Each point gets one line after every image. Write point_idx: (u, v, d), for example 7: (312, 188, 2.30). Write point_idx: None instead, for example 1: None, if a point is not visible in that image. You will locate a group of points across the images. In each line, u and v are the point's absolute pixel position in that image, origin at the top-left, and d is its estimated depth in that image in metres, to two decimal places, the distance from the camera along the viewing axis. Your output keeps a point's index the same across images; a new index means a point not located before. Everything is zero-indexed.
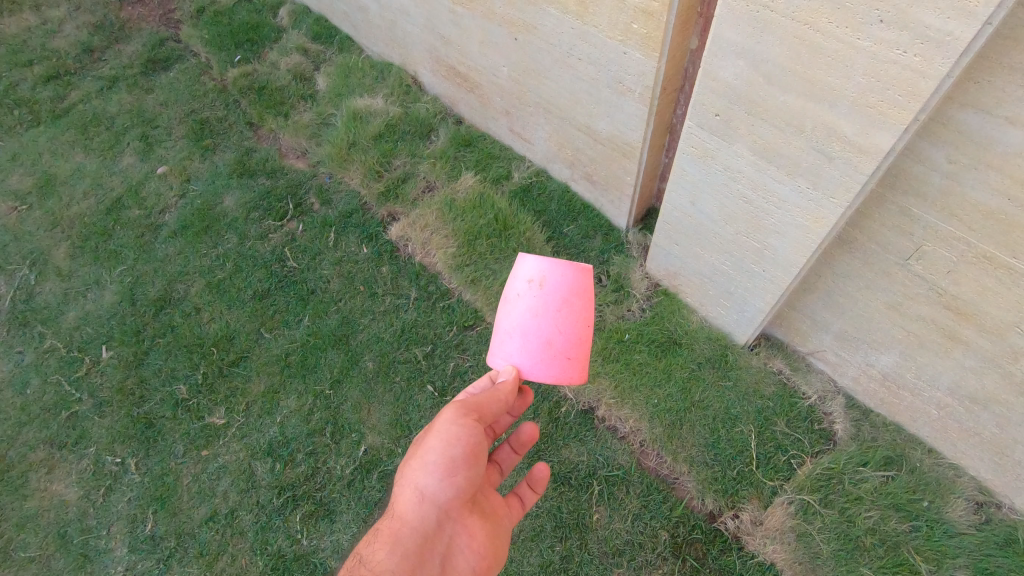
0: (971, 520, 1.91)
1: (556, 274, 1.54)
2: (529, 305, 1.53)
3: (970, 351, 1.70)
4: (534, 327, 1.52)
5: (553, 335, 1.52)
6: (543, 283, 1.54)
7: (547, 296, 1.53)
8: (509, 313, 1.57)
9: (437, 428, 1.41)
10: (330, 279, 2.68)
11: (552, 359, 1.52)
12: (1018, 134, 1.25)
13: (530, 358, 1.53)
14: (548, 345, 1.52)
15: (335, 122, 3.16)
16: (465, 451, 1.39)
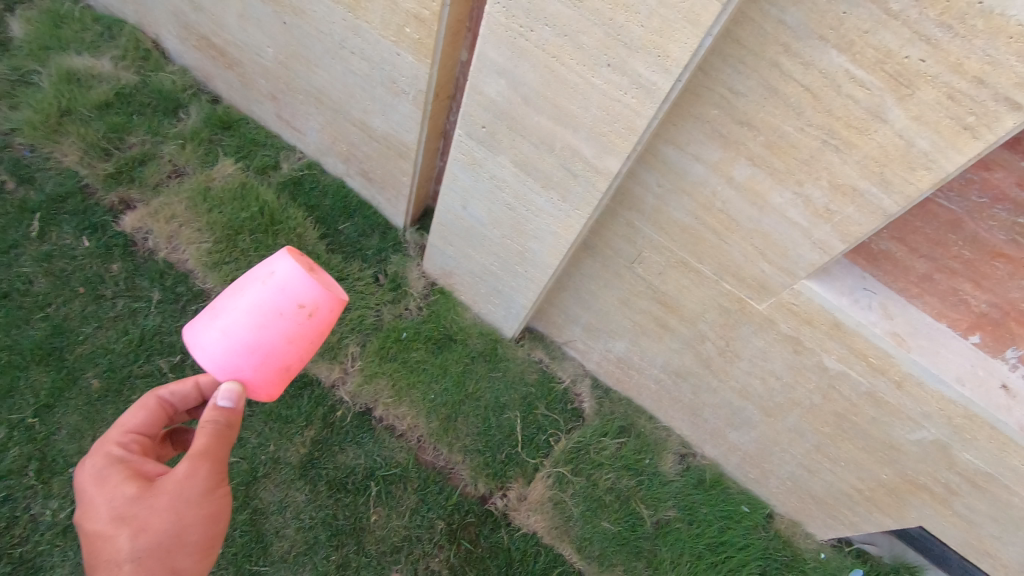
0: (677, 468, 2.41)
1: (323, 300, 1.43)
2: (281, 326, 1.39)
3: (675, 336, 2.13)
4: (279, 351, 1.41)
5: (297, 358, 1.44)
6: (304, 305, 1.40)
7: (306, 320, 1.41)
8: (256, 329, 1.37)
9: (170, 491, 1.26)
10: (33, 279, 2.17)
11: (287, 376, 1.46)
12: (701, 168, 1.60)
13: (266, 379, 1.42)
14: (289, 367, 1.44)
15: (39, 81, 2.53)
16: (210, 506, 1.32)
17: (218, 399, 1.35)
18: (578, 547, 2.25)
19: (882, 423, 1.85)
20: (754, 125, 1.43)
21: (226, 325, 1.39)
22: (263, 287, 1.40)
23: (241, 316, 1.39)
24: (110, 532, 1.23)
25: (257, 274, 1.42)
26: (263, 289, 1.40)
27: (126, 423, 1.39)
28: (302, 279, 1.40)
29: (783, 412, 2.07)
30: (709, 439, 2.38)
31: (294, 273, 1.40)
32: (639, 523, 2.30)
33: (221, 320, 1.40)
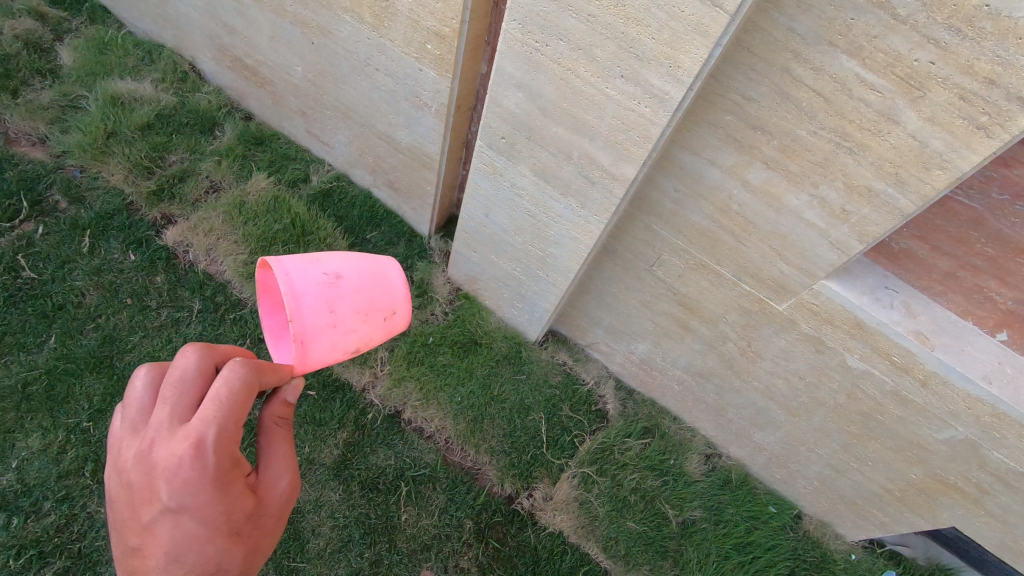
0: (703, 469, 2.42)
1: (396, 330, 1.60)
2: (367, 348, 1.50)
3: (697, 337, 2.15)
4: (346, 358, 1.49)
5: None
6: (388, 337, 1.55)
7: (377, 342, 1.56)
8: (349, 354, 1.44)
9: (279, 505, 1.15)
10: (85, 291, 2.29)
11: None
12: (717, 172, 1.63)
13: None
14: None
15: (86, 106, 2.69)
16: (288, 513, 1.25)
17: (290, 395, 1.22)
18: (605, 547, 2.27)
19: (910, 422, 1.84)
20: (767, 129, 1.46)
21: (337, 339, 1.38)
22: (382, 322, 1.48)
23: (352, 335, 1.42)
24: (218, 550, 1.01)
25: (379, 306, 1.47)
26: (379, 321, 1.47)
27: (228, 433, 0.99)
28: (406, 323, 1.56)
29: (808, 412, 2.07)
30: (734, 439, 2.39)
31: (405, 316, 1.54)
32: (664, 523, 2.31)
33: (333, 332, 1.37)
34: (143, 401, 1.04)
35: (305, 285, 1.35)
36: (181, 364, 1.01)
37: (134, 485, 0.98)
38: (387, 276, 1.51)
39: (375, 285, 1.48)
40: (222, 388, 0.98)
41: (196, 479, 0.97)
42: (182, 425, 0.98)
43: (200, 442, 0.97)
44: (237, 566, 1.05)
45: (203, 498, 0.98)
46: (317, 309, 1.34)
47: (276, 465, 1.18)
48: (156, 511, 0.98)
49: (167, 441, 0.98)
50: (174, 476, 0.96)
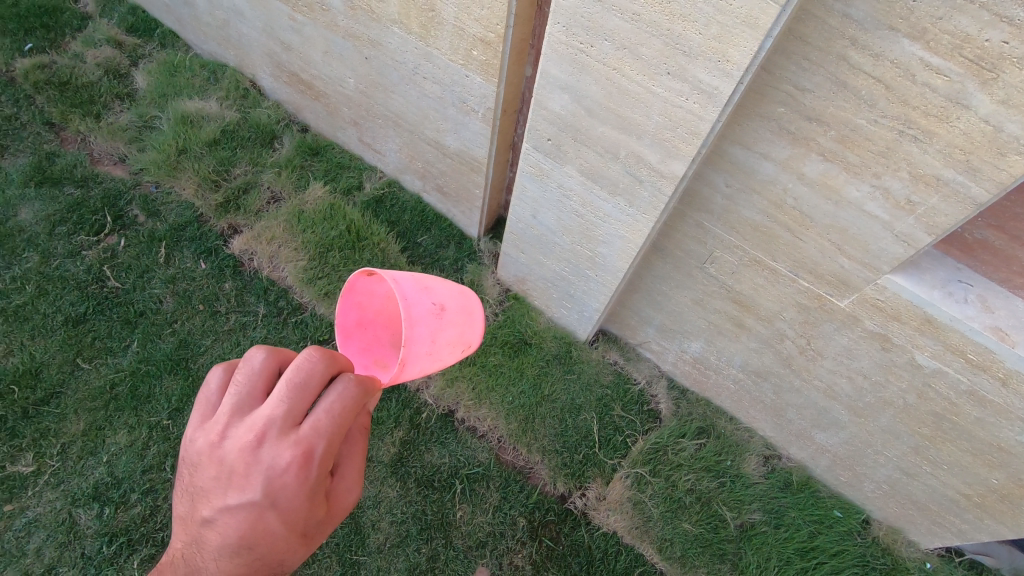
0: (761, 471, 2.35)
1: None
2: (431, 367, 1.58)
3: (752, 335, 2.10)
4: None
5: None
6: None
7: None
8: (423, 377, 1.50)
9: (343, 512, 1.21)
10: (162, 298, 2.45)
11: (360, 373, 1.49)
12: (771, 166, 1.59)
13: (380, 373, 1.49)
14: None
15: (160, 125, 2.88)
16: None
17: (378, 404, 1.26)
18: (659, 548, 2.22)
19: (988, 423, 1.73)
20: (823, 120, 1.42)
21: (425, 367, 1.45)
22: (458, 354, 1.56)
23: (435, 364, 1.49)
24: (291, 548, 1.08)
25: (465, 340, 1.55)
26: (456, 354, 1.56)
27: (332, 447, 1.04)
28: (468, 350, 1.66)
29: (874, 413, 1.98)
30: (794, 440, 2.32)
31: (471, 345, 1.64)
32: (721, 526, 2.25)
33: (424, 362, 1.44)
34: (254, 382, 1.05)
35: (419, 314, 1.40)
36: (306, 369, 1.01)
37: (228, 471, 1.02)
38: (471, 311, 1.59)
39: (464, 319, 1.55)
40: (335, 403, 1.03)
41: (295, 485, 1.02)
42: (291, 428, 1.02)
43: (308, 453, 1.01)
44: (296, 561, 1.12)
45: (295, 502, 1.03)
46: (424, 336, 1.40)
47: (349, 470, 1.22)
48: (240, 498, 1.02)
49: (274, 440, 1.01)
50: (276, 477, 1.00)
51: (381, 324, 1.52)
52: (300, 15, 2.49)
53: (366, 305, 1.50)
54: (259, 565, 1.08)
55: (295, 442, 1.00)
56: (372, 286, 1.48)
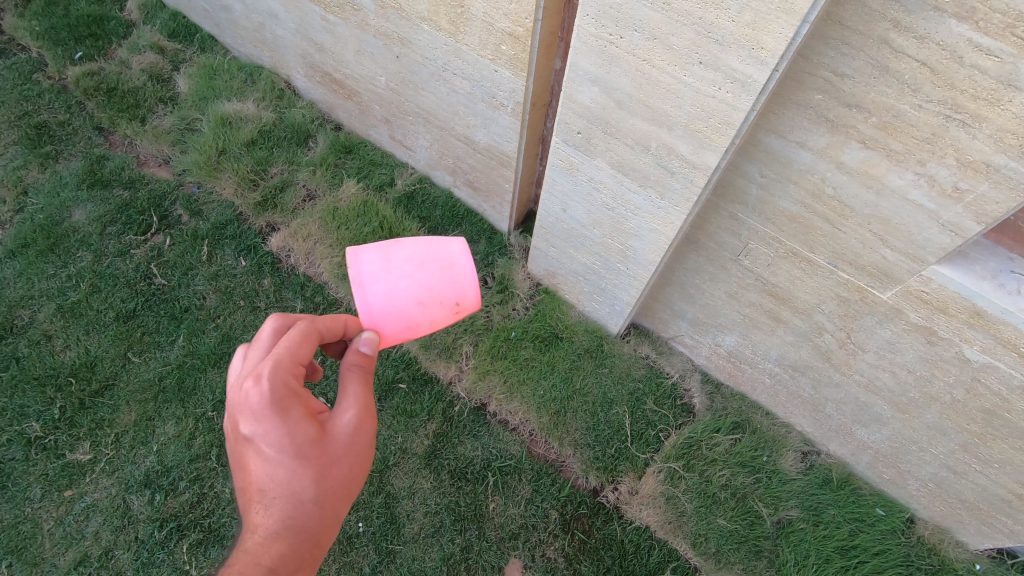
0: (800, 467, 2.30)
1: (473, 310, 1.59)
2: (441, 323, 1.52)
3: (789, 328, 2.05)
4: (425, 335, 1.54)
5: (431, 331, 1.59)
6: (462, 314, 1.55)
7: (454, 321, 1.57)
8: (419, 306, 1.45)
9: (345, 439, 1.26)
10: (206, 295, 2.54)
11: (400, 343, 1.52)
12: (808, 155, 1.55)
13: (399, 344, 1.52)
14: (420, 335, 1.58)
15: (201, 127, 2.98)
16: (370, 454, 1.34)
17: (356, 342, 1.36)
18: (693, 543, 2.19)
19: None
20: (863, 107, 1.37)
21: (406, 311, 1.44)
22: (449, 300, 1.49)
23: (419, 309, 1.46)
24: (287, 469, 1.17)
25: (435, 255, 1.49)
26: (446, 299, 1.48)
27: (281, 365, 1.17)
28: (476, 300, 1.53)
29: (919, 409, 1.91)
30: (834, 436, 2.26)
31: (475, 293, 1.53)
32: (758, 522, 2.20)
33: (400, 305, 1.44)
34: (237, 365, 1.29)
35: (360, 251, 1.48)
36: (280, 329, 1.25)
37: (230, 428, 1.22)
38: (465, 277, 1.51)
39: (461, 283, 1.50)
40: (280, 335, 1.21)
41: (260, 407, 1.15)
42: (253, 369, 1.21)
43: (259, 375, 1.16)
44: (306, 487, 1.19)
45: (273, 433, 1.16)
46: (373, 264, 1.45)
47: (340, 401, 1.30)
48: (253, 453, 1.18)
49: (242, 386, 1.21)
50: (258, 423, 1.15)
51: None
52: (332, 16, 2.54)
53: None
54: (277, 498, 1.17)
55: (258, 376, 1.16)
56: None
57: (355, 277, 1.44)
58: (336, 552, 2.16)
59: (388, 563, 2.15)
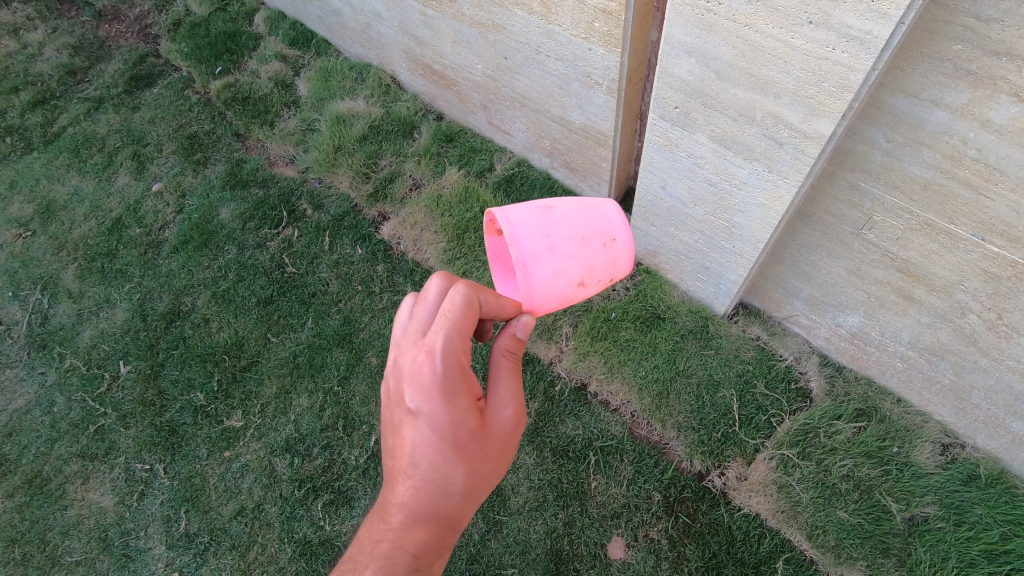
0: (938, 460, 2.07)
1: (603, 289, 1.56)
2: (571, 247, 1.38)
3: (923, 308, 1.85)
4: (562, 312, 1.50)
5: None
6: (597, 251, 1.41)
7: None
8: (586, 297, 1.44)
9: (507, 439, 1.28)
10: (329, 281, 2.79)
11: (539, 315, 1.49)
12: (944, 114, 1.41)
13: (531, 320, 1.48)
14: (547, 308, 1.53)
15: (319, 126, 3.25)
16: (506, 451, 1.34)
17: (524, 330, 1.33)
18: (809, 535, 2.04)
19: None
20: (1015, 54, 1.24)
21: (505, 214, 1.37)
22: (604, 278, 1.45)
23: (525, 209, 1.40)
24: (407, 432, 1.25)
25: (597, 232, 1.42)
26: (554, 209, 1.41)
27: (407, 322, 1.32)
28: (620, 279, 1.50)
29: None
30: (982, 427, 2.02)
31: (620, 272, 1.48)
32: (885, 518, 2.01)
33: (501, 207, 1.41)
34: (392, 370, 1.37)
35: (529, 219, 1.38)
36: (426, 287, 1.25)
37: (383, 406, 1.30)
38: (595, 203, 1.46)
39: (586, 211, 1.43)
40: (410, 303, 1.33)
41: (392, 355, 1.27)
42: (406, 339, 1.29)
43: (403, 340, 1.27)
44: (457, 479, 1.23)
45: (438, 406, 1.18)
46: (535, 239, 1.35)
47: (501, 391, 1.29)
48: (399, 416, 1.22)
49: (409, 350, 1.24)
50: (416, 382, 1.18)
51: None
52: (430, 10, 2.65)
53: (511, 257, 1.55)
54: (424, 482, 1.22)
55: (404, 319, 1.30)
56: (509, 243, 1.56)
57: (517, 255, 1.33)
58: None
59: (495, 532, 2.22)
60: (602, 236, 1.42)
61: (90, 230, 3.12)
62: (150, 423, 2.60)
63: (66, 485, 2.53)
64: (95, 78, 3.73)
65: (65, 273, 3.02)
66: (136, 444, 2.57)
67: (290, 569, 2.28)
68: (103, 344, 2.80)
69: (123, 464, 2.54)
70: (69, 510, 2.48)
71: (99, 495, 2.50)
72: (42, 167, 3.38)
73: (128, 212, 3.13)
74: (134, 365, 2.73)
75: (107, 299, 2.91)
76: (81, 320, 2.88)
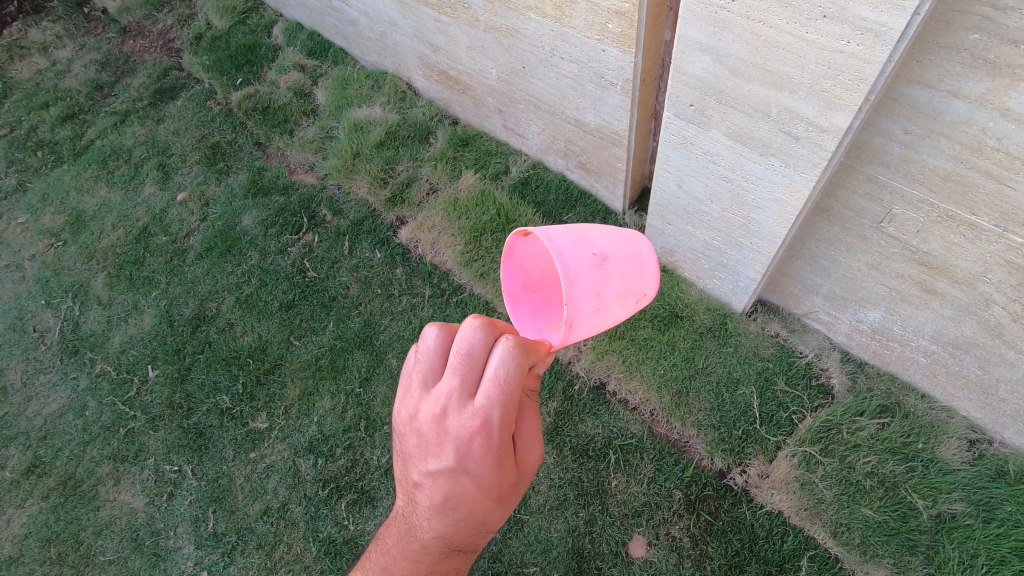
0: (965, 457, 2.04)
1: None
2: (614, 306, 1.33)
3: (945, 301, 1.83)
4: None
5: None
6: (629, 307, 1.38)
7: None
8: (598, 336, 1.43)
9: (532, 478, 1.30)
10: (349, 285, 2.84)
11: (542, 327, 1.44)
12: (963, 104, 1.41)
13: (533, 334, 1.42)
14: None
15: (337, 134, 3.31)
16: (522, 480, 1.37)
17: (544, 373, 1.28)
18: (834, 532, 2.03)
19: None
20: None
21: (563, 261, 1.25)
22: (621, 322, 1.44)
23: (582, 257, 1.28)
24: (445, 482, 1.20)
25: (636, 289, 1.37)
26: (608, 261, 1.32)
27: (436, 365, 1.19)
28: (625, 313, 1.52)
29: None
30: (1010, 422, 1.99)
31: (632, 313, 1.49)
32: (912, 515, 1.99)
33: (557, 245, 1.27)
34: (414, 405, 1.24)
35: (578, 267, 1.26)
36: (470, 339, 1.11)
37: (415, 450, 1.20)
38: (640, 257, 1.40)
39: (632, 268, 1.37)
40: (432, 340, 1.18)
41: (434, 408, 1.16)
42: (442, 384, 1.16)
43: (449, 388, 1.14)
44: (495, 520, 1.27)
45: (486, 469, 1.16)
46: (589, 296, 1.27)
47: (531, 438, 1.26)
48: (439, 466, 1.18)
49: (457, 412, 1.13)
50: (463, 444, 1.14)
51: (549, 284, 1.46)
52: (445, 17, 2.69)
53: (529, 266, 1.44)
54: (465, 523, 1.24)
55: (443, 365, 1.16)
56: (530, 247, 1.43)
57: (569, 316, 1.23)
58: None
59: (516, 530, 2.24)
60: (637, 293, 1.38)
61: (118, 239, 3.22)
62: (177, 426, 2.67)
63: (99, 487, 2.61)
64: (121, 92, 3.84)
65: (95, 281, 3.11)
66: (165, 446, 2.63)
67: (315, 567, 2.31)
68: (132, 349, 2.88)
69: (153, 466, 2.61)
70: (101, 511, 2.55)
71: (130, 496, 2.57)
72: (71, 180, 3.49)
73: (154, 221, 3.22)
74: (162, 370, 2.80)
75: (136, 306, 2.99)
76: (110, 326, 2.97)
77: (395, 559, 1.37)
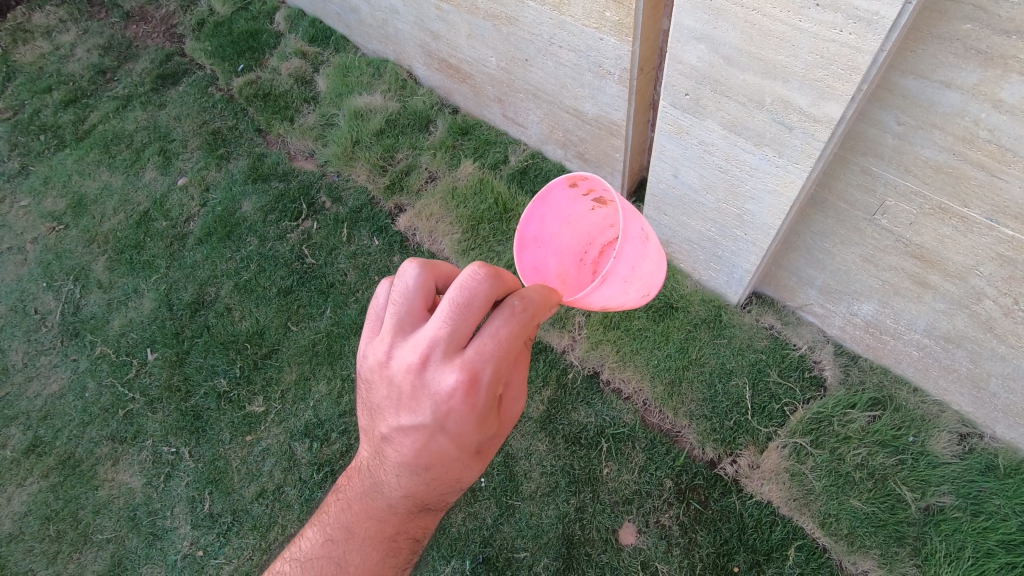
0: (955, 450, 2.04)
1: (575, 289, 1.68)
2: (632, 285, 1.51)
3: (938, 294, 1.84)
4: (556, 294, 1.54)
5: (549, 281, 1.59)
6: (635, 295, 1.57)
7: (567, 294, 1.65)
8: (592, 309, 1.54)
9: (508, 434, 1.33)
10: (347, 272, 2.85)
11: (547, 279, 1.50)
12: (956, 95, 1.41)
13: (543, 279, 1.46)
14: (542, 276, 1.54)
15: (337, 121, 3.32)
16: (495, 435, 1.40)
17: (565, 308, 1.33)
18: (822, 522, 2.04)
19: None
20: None
21: (629, 218, 1.44)
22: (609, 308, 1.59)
23: (637, 227, 1.49)
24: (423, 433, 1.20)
25: (648, 282, 1.58)
26: (647, 243, 1.55)
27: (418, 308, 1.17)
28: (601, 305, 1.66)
29: None
30: (1001, 417, 1.99)
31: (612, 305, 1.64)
32: (900, 506, 2.00)
33: (623, 204, 1.47)
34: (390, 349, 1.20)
35: (633, 232, 1.46)
36: (472, 287, 1.09)
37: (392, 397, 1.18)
38: (660, 256, 1.63)
39: (658, 261, 1.60)
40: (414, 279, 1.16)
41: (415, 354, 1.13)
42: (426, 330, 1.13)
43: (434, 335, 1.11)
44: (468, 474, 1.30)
45: (465, 427, 1.16)
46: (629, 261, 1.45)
47: (515, 394, 1.27)
48: (414, 420, 1.19)
49: (442, 364, 1.12)
50: (444, 400, 1.13)
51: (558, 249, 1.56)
52: (445, 5, 2.69)
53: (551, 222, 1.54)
54: (439, 477, 1.27)
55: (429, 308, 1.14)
56: (560, 205, 1.54)
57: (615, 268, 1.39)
58: (462, 502, 2.31)
59: (507, 516, 2.26)
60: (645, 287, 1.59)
61: (119, 223, 3.24)
62: (176, 408, 2.69)
63: (97, 466, 2.64)
64: (124, 77, 3.85)
65: (96, 264, 3.14)
66: (164, 428, 2.66)
67: None
68: (132, 332, 2.91)
69: (151, 447, 2.64)
70: (100, 490, 2.59)
71: (128, 476, 2.60)
72: (74, 163, 3.51)
73: (155, 206, 3.24)
74: (161, 353, 2.83)
75: (136, 289, 3.02)
76: (110, 309, 2.99)
77: (358, 514, 1.38)
